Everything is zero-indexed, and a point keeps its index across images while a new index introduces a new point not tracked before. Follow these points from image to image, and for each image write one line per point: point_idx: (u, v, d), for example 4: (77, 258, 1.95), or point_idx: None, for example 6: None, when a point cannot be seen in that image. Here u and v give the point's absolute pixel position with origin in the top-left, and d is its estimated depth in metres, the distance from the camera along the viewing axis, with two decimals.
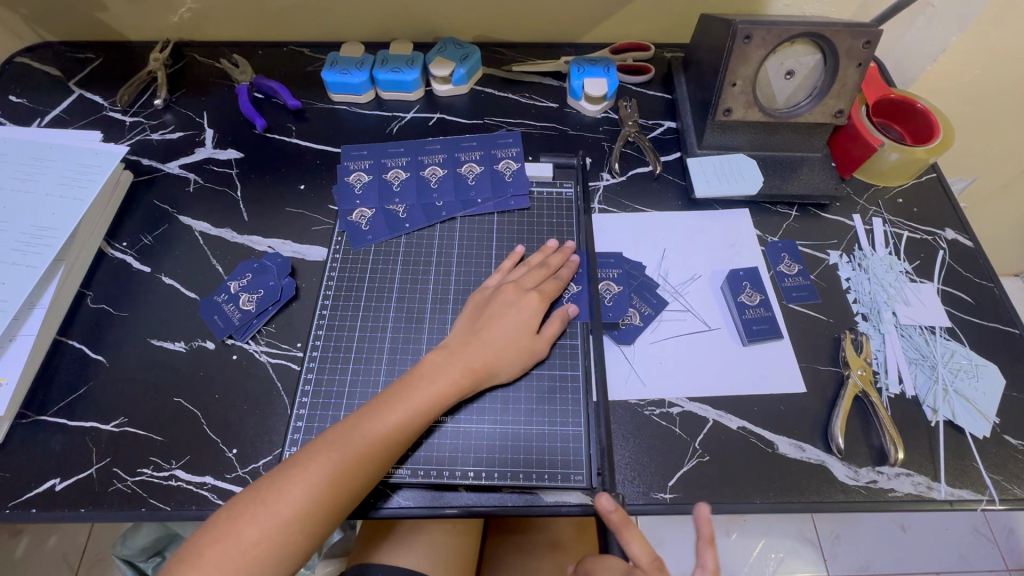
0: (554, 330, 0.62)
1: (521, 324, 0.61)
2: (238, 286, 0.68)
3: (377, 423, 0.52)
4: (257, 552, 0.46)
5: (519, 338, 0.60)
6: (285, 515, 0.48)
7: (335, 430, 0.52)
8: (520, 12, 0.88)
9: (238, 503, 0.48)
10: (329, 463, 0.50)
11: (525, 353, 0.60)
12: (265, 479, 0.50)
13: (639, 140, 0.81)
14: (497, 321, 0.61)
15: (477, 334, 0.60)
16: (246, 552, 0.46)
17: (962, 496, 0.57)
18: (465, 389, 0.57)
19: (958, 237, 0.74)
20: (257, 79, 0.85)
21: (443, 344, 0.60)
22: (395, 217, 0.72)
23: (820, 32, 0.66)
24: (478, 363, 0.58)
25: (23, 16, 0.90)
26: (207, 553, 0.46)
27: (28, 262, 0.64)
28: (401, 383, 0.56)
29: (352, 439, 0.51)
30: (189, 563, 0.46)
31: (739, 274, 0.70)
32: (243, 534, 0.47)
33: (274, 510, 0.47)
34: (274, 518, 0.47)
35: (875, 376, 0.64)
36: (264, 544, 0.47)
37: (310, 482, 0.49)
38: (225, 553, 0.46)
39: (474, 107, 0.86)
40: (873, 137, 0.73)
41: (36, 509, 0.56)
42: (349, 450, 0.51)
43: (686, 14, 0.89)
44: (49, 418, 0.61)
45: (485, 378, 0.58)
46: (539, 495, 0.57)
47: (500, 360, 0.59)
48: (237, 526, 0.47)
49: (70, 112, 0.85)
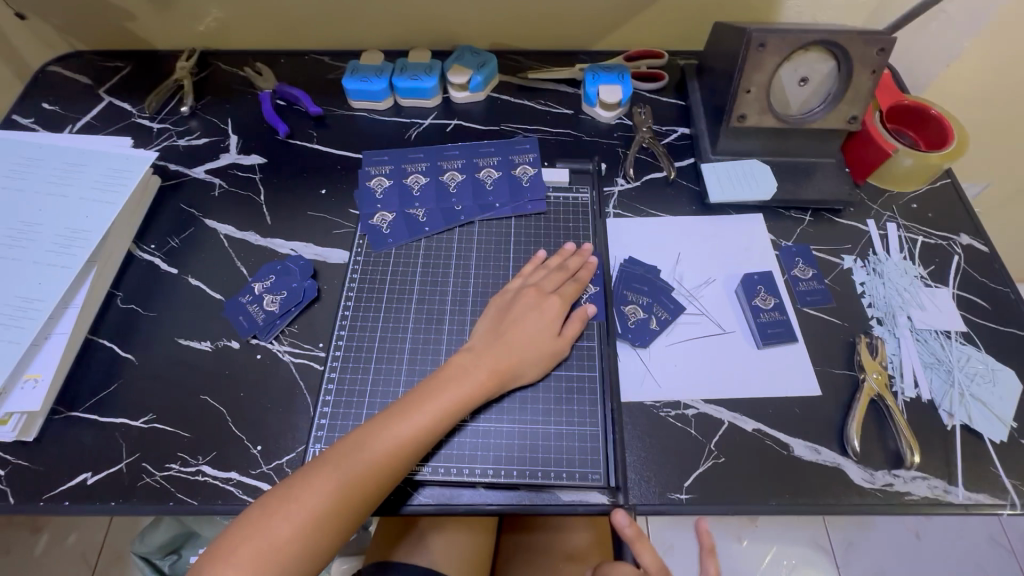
0: (574, 330, 0.64)
1: (543, 326, 0.62)
2: (262, 288, 0.70)
3: (404, 424, 0.54)
4: (289, 548, 0.48)
5: (541, 339, 0.62)
6: (316, 512, 0.49)
7: (363, 429, 0.54)
8: (536, 20, 0.90)
9: (270, 500, 0.50)
10: (359, 462, 0.51)
11: (547, 354, 0.62)
12: (296, 476, 0.51)
13: (653, 146, 0.82)
14: (520, 324, 0.62)
15: (502, 338, 0.61)
16: (279, 548, 0.48)
17: (979, 500, 0.57)
18: (489, 391, 0.58)
19: (973, 242, 0.74)
20: (281, 86, 0.88)
21: (466, 347, 0.61)
22: (414, 221, 0.74)
23: (834, 39, 0.67)
24: (502, 365, 0.59)
25: (56, 26, 0.93)
26: (241, 547, 0.47)
27: (62, 263, 0.66)
28: (427, 384, 0.57)
29: (380, 439, 0.52)
30: (224, 557, 0.47)
31: (753, 277, 0.70)
32: (277, 530, 0.48)
33: (305, 507, 0.49)
34: (306, 515, 0.49)
35: (891, 379, 0.64)
36: (297, 540, 0.48)
37: (340, 480, 0.50)
38: (259, 548, 0.47)
39: (491, 113, 0.87)
40: (887, 142, 0.74)
41: (69, 502, 0.58)
42: (378, 449, 0.52)
43: (700, 22, 0.90)
44: (81, 414, 0.63)
45: (508, 380, 0.60)
46: (557, 494, 0.58)
47: (524, 362, 0.60)
48: (270, 522, 0.48)
49: (100, 119, 0.88)
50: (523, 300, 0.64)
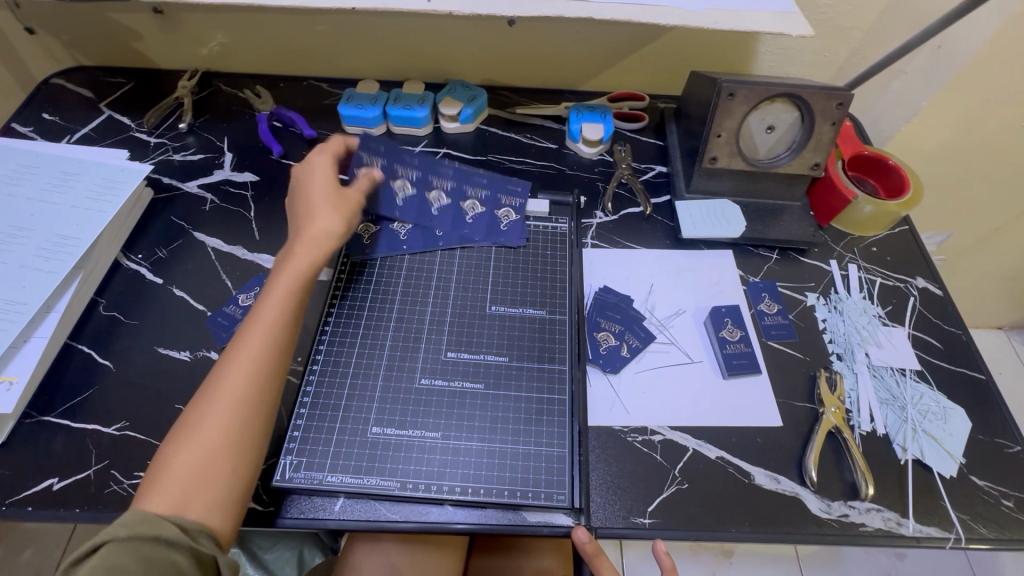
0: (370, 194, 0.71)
1: (327, 180, 0.68)
2: (247, 299, 0.72)
3: (272, 295, 0.58)
4: (200, 464, 0.49)
5: (334, 199, 0.67)
6: (210, 419, 0.50)
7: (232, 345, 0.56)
8: (526, 60, 0.95)
9: (173, 437, 0.50)
10: (235, 367, 0.53)
11: (333, 211, 0.66)
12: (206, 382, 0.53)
13: (631, 182, 0.86)
14: (312, 186, 0.68)
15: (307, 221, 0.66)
16: (193, 473, 0.48)
17: (930, 533, 0.59)
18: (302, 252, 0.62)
19: (928, 286, 0.79)
20: (278, 109, 0.91)
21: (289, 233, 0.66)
22: (397, 235, 0.77)
23: (798, 93, 0.72)
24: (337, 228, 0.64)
25: (64, 42, 0.96)
26: (160, 478, 0.48)
27: (49, 269, 0.68)
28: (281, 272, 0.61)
29: (238, 345, 0.55)
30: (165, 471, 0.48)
31: (720, 310, 0.73)
32: (185, 458, 0.48)
33: (222, 394, 0.52)
34: (203, 427, 0.50)
35: (848, 414, 0.67)
36: (224, 448, 0.50)
37: (242, 378, 0.53)
38: (173, 475, 0.48)
39: (479, 145, 0.92)
40: (848, 189, 0.79)
41: (32, 507, 0.58)
42: (250, 351, 0.54)
43: (679, 69, 0.96)
44: (53, 418, 0.63)
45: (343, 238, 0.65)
46: (522, 514, 0.59)
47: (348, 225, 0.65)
48: (177, 451, 0.49)
49: (99, 131, 0.91)
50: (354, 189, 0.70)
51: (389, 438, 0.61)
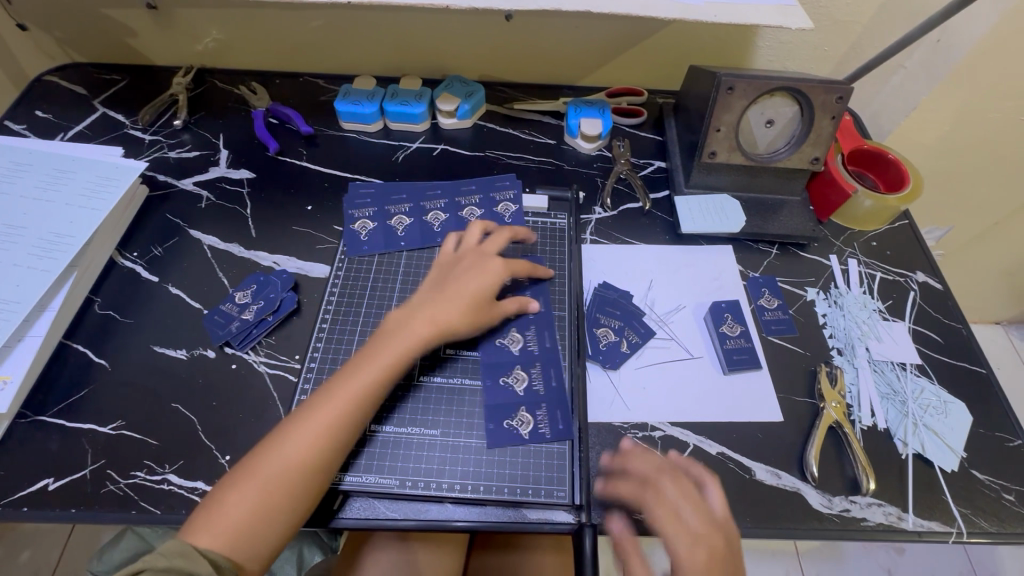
0: (508, 309, 0.67)
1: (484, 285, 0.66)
2: (244, 297, 0.71)
3: (366, 371, 0.58)
4: (250, 521, 0.51)
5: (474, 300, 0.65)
6: (267, 477, 0.52)
7: (305, 403, 0.57)
8: (523, 55, 0.95)
9: (238, 472, 0.53)
10: (307, 432, 0.54)
11: (472, 309, 0.64)
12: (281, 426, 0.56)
13: (630, 177, 0.86)
14: (462, 281, 0.66)
15: (416, 304, 0.65)
16: (242, 520, 0.51)
17: (932, 528, 0.59)
18: (429, 341, 0.62)
19: (928, 280, 0.78)
20: (274, 106, 0.91)
21: (406, 303, 0.66)
22: (506, 352, 0.67)
23: (797, 86, 0.72)
24: (442, 318, 0.63)
25: (57, 38, 0.96)
26: (219, 510, 0.51)
27: (43, 267, 0.67)
28: (369, 347, 0.61)
29: (323, 410, 0.56)
30: (220, 504, 0.51)
31: (720, 305, 0.73)
32: (237, 501, 0.51)
33: (287, 451, 0.53)
34: (258, 484, 0.52)
35: (849, 409, 0.66)
36: (270, 502, 0.52)
37: (308, 445, 0.54)
38: (226, 521, 0.51)
39: (477, 140, 0.91)
40: (848, 183, 0.78)
41: (27, 508, 0.57)
42: (326, 420, 0.55)
43: (677, 64, 0.95)
44: (48, 418, 0.63)
45: (450, 336, 0.63)
46: (522, 512, 0.58)
47: (461, 317, 0.64)
48: (234, 491, 0.52)
49: (93, 128, 0.90)
50: (470, 264, 0.68)
51: (388, 435, 0.61)
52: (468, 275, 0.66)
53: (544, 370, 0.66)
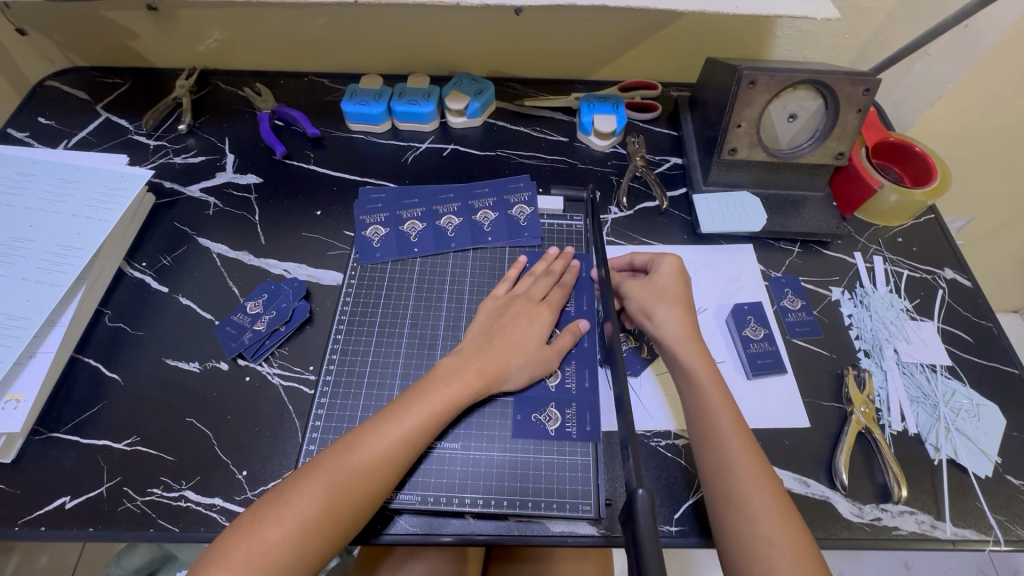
0: (565, 343, 0.65)
1: (536, 333, 0.64)
2: (256, 307, 0.70)
3: (415, 411, 0.56)
4: (284, 555, 0.48)
5: (530, 347, 0.63)
6: (307, 514, 0.49)
7: (346, 439, 0.54)
8: (534, 50, 0.92)
9: (274, 498, 0.50)
10: (353, 467, 0.52)
11: (533, 360, 0.62)
12: (325, 454, 0.53)
13: (646, 175, 0.83)
14: (513, 330, 0.63)
15: (465, 348, 0.62)
16: (276, 552, 0.48)
17: (966, 536, 0.58)
18: (478, 392, 0.59)
19: (956, 277, 0.76)
20: (280, 107, 0.89)
21: (456, 349, 0.63)
22: (543, 386, 0.63)
23: (822, 79, 0.69)
24: (492, 367, 0.60)
25: (57, 42, 0.94)
26: (252, 537, 0.48)
27: (51, 280, 0.66)
28: (415, 388, 0.58)
29: (371, 445, 0.53)
30: (254, 530, 0.48)
31: (743, 307, 0.71)
32: (273, 533, 0.48)
33: (331, 484, 0.51)
34: (297, 521, 0.49)
35: (878, 413, 0.65)
36: (304, 537, 0.49)
37: (351, 481, 0.51)
38: (259, 551, 0.47)
39: (487, 140, 0.89)
40: (873, 178, 0.76)
41: (45, 527, 0.56)
42: (372, 455, 0.53)
43: (693, 55, 0.92)
44: (62, 435, 0.62)
45: (498, 385, 0.61)
46: (545, 524, 0.57)
47: (512, 366, 0.61)
48: (269, 522, 0.49)
49: (97, 134, 0.88)
50: (522, 308, 0.66)
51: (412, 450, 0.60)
52: (521, 321, 0.64)
53: (578, 369, 0.65)
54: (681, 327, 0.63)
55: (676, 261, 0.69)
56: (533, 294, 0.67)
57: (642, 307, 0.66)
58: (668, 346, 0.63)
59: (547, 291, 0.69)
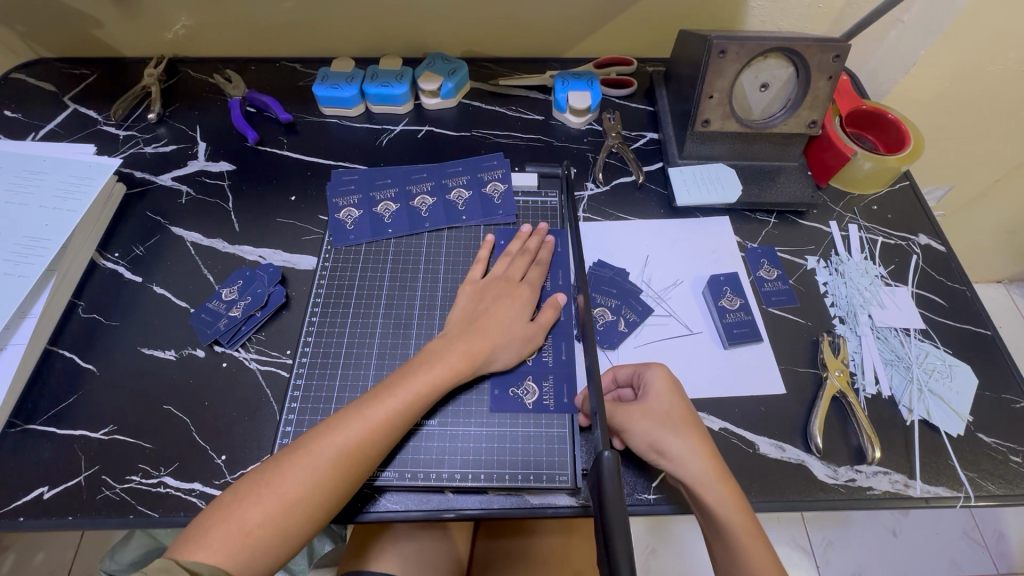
0: (548, 317, 0.65)
1: (521, 313, 0.64)
2: (231, 294, 0.70)
3: (400, 392, 0.56)
4: (265, 533, 0.48)
5: (515, 326, 0.62)
6: (289, 494, 0.49)
7: (330, 421, 0.54)
8: (507, 28, 0.91)
9: (255, 477, 0.50)
10: (336, 447, 0.51)
11: (520, 340, 0.62)
12: (308, 434, 0.53)
13: (622, 151, 0.83)
14: (497, 312, 0.63)
15: (450, 332, 0.61)
16: (257, 529, 0.48)
17: (938, 493, 0.59)
18: (465, 375, 0.59)
19: (930, 243, 0.76)
20: (250, 93, 0.87)
21: (443, 332, 0.62)
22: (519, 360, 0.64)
23: (792, 46, 0.69)
24: (477, 350, 0.60)
25: (20, 33, 0.92)
26: (233, 515, 0.48)
27: (20, 272, 0.65)
28: (399, 371, 0.58)
29: (355, 426, 0.53)
30: (235, 508, 0.48)
31: (719, 278, 0.71)
32: (253, 511, 0.48)
33: (313, 464, 0.50)
34: (279, 499, 0.49)
35: (852, 377, 0.65)
36: (286, 515, 0.49)
37: (334, 460, 0.51)
38: (239, 528, 0.47)
39: (462, 120, 0.88)
40: (847, 146, 0.76)
41: (23, 517, 0.56)
42: (355, 436, 0.52)
43: (667, 29, 0.91)
44: (39, 426, 0.62)
45: (485, 367, 0.60)
46: (524, 497, 0.58)
47: (498, 347, 0.61)
48: (249, 500, 0.49)
49: (65, 126, 0.87)
50: (504, 291, 0.65)
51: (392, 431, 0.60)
52: (505, 301, 0.64)
53: (555, 343, 0.65)
54: (705, 464, 0.53)
55: (665, 371, 0.59)
56: (515, 276, 0.67)
57: (647, 447, 0.55)
58: (695, 492, 0.52)
59: (525, 269, 0.68)
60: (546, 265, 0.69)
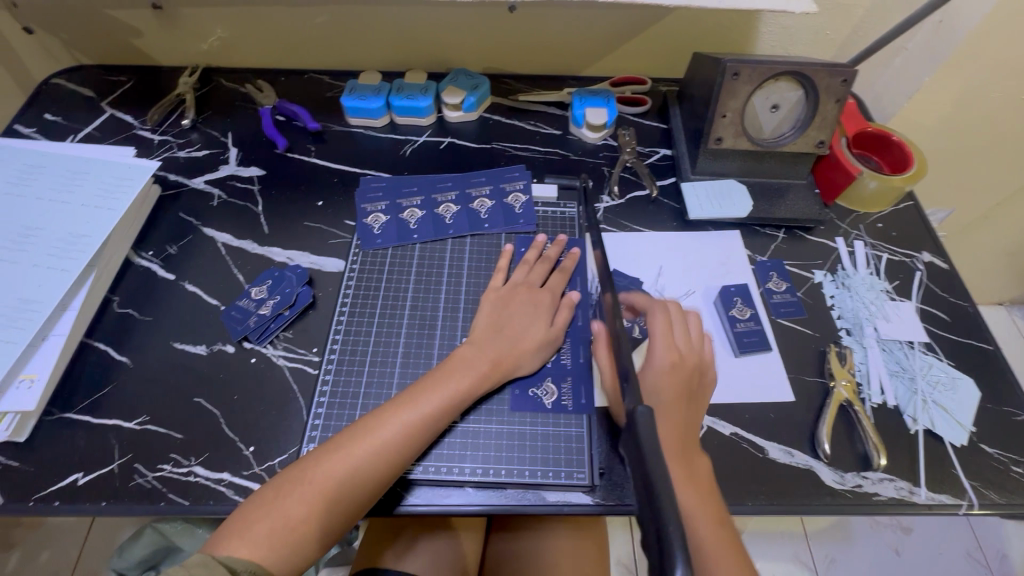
0: (564, 318, 0.68)
1: (541, 317, 0.67)
2: (260, 292, 0.72)
3: (432, 399, 0.58)
4: (303, 530, 0.50)
5: (539, 332, 0.66)
6: (328, 492, 0.52)
7: (365, 423, 0.56)
8: (527, 47, 0.95)
9: (293, 475, 0.53)
10: (371, 449, 0.54)
11: (543, 344, 0.65)
12: (345, 434, 0.55)
13: (636, 166, 0.86)
14: (520, 319, 0.66)
15: (477, 339, 0.64)
16: (297, 525, 0.50)
17: (942, 501, 0.60)
18: (493, 381, 0.62)
19: (934, 260, 0.79)
20: (280, 102, 0.91)
21: (471, 337, 0.65)
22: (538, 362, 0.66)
23: (801, 70, 0.72)
24: (505, 357, 0.63)
25: (62, 41, 0.96)
26: (272, 511, 0.50)
27: (62, 267, 0.68)
28: (431, 376, 0.60)
29: (390, 429, 0.55)
30: (274, 504, 0.50)
31: (729, 289, 0.74)
32: (292, 507, 0.50)
33: (349, 465, 0.53)
34: (318, 496, 0.51)
35: (859, 387, 0.68)
36: (323, 513, 0.51)
37: (370, 462, 0.53)
38: (279, 523, 0.50)
39: (483, 133, 0.92)
40: (852, 166, 0.79)
41: (60, 502, 0.58)
42: (389, 440, 0.55)
43: (680, 51, 0.95)
44: (74, 415, 0.64)
45: (512, 373, 0.63)
46: (541, 494, 0.60)
47: (524, 355, 0.64)
48: (288, 497, 0.51)
49: (103, 130, 0.91)
50: (527, 297, 0.68)
51: None
52: (527, 308, 0.67)
53: (572, 347, 0.68)
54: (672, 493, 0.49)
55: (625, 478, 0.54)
56: (535, 283, 0.70)
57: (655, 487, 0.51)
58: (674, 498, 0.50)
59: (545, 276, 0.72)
60: (564, 271, 0.72)
